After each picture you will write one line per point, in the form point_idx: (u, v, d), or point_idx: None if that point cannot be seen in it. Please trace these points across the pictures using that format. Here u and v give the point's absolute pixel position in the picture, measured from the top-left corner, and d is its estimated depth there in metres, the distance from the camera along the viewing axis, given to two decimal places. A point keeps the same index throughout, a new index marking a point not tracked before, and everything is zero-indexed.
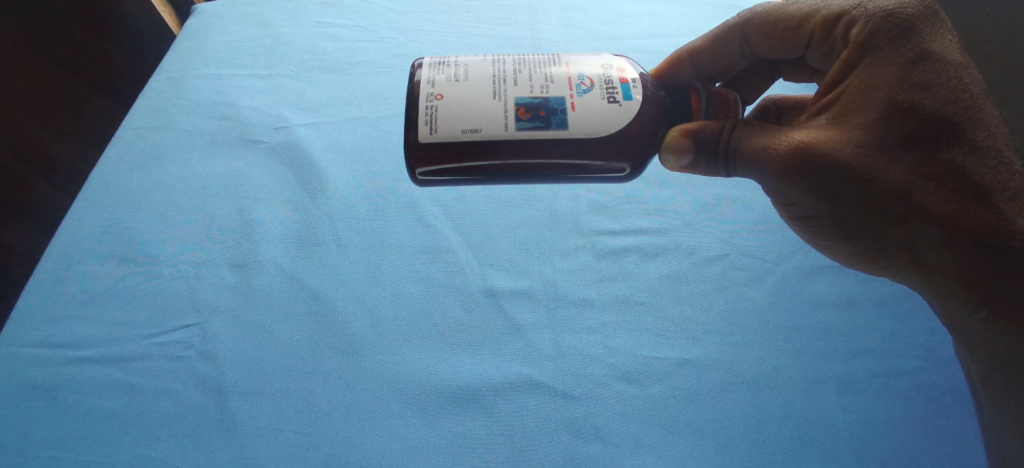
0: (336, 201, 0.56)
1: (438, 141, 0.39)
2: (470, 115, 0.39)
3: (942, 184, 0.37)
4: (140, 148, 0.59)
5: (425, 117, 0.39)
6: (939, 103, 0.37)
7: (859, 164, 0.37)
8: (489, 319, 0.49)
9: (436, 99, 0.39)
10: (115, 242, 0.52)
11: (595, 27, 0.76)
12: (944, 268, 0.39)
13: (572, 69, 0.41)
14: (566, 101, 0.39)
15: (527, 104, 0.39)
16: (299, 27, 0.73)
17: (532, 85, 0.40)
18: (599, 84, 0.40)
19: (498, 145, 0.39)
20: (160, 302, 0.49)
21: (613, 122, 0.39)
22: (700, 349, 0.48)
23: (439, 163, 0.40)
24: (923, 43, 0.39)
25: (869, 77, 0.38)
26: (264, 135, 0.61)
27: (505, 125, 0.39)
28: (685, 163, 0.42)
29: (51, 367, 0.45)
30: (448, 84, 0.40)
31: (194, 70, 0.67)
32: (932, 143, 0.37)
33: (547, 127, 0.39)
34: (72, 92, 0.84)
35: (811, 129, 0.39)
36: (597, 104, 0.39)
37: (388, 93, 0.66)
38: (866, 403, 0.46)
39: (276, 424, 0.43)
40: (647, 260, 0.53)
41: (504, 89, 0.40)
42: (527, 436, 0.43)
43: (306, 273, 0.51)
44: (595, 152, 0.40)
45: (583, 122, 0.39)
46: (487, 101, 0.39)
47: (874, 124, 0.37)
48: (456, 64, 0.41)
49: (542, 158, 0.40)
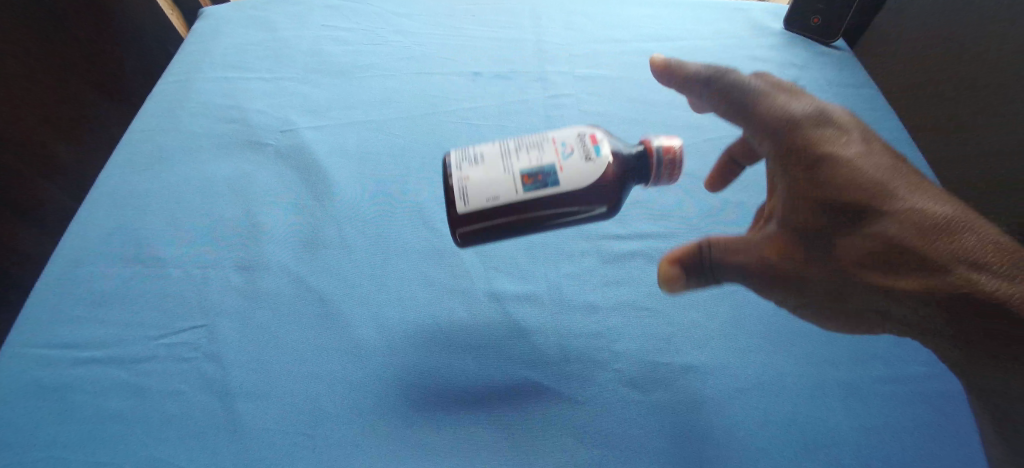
0: (342, 203, 0.56)
1: (470, 212, 0.40)
2: (492, 185, 0.39)
3: (875, 260, 0.42)
4: (147, 151, 0.60)
5: (457, 192, 0.39)
6: (845, 192, 0.44)
7: (794, 239, 0.44)
8: (495, 322, 0.49)
9: (463, 178, 0.40)
10: (124, 244, 0.53)
11: (599, 31, 0.76)
12: (913, 326, 0.43)
13: (554, 134, 0.41)
14: (555, 163, 0.40)
15: (533, 169, 0.40)
16: (305, 31, 0.74)
17: (529, 151, 0.40)
18: (578, 143, 0.40)
19: (514, 207, 0.40)
20: (168, 303, 0.49)
21: (585, 175, 0.40)
22: (704, 354, 0.48)
23: (471, 226, 0.41)
24: (825, 146, 0.47)
25: (788, 188, 0.46)
26: (270, 138, 0.62)
27: (517, 190, 0.39)
28: (679, 286, 0.46)
29: (60, 367, 0.45)
30: (471, 162, 0.40)
31: (202, 73, 0.68)
32: (850, 226, 0.43)
33: (550, 187, 0.40)
34: (80, 94, 0.85)
35: (764, 248, 0.45)
36: (581, 163, 0.40)
37: (394, 96, 0.67)
38: (871, 409, 0.46)
39: (282, 426, 0.43)
40: (652, 265, 0.53)
41: (511, 158, 0.40)
42: (532, 440, 0.44)
43: (313, 276, 0.51)
44: (581, 201, 0.41)
45: (570, 180, 0.40)
46: (501, 171, 0.40)
47: (798, 229, 0.44)
48: (473, 145, 0.42)
49: (542, 213, 0.41)
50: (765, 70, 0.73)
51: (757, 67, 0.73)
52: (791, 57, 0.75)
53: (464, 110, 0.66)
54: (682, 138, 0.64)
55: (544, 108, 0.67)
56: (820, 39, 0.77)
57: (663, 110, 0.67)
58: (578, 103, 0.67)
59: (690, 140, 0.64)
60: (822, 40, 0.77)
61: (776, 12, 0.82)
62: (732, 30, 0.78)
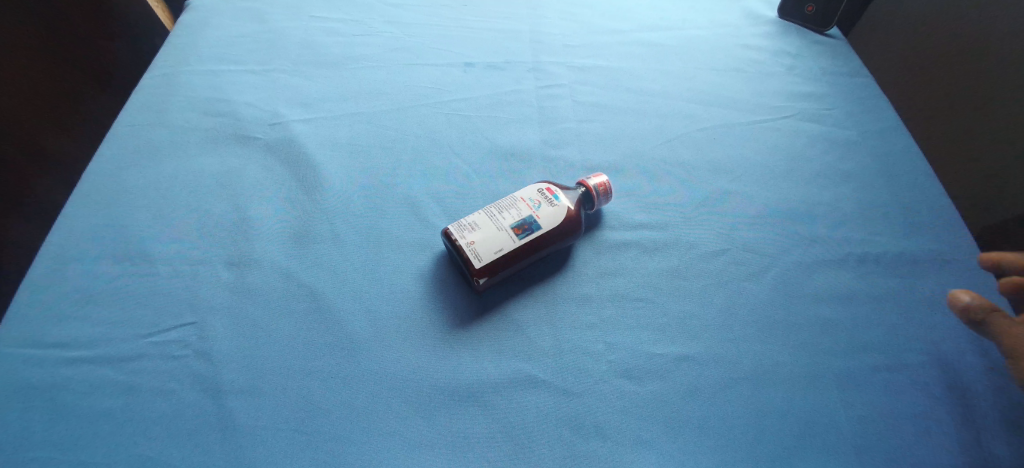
0: (333, 197, 0.56)
1: (485, 266, 0.47)
2: (494, 243, 0.47)
3: None
4: (134, 146, 0.59)
5: (471, 260, 0.46)
6: None
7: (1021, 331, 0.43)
8: (488, 316, 0.49)
9: (471, 244, 0.47)
10: (112, 240, 0.52)
11: (593, 20, 0.75)
12: None
13: (524, 194, 0.50)
14: (533, 214, 0.48)
15: (518, 221, 0.48)
16: (295, 22, 0.73)
17: (510, 211, 0.48)
18: (545, 198, 0.49)
19: (515, 252, 0.48)
20: (157, 301, 0.48)
21: (556, 217, 0.49)
22: (700, 345, 0.48)
23: (488, 275, 0.47)
24: None
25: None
26: (259, 131, 0.61)
27: (513, 239, 0.47)
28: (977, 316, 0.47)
29: (47, 367, 0.45)
30: (472, 238, 0.47)
31: (190, 66, 0.67)
32: None
33: (537, 231, 0.48)
34: (67, 88, 0.84)
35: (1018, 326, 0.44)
36: (552, 210, 0.49)
37: (385, 87, 0.66)
38: (866, 398, 0.46)
39: (273, 423, 0.43)
40: (647, 255, 0.53)
41: (500, 219, 0.48)
42: (526, 433, 0.43)
43: (304, 271, 0.51)
44: (560, 235, 0.50)
45: (550, 224, 0.49)
46: (495, 232, 0.47)
47: None
48: (466, 226, 0.48)
49: (539, 249, 0.49)
50: (760, 59, 0.72)
51: (751, 56, 0.73)
52: (784, 46, 0.74)
53: (457, 101, 0.65)
54: (676, 128, 0.64)
55: (537, 99, 0.66)
56: (813, 28, 0.76)
57: (658, 99, 0.67)
58: (572, 94, 0.67)
59: (684, 129, 0.64)
60: (815, 28, 0.76)
61: (770, 0, 0.81)
62: (727, 19, 0.78)
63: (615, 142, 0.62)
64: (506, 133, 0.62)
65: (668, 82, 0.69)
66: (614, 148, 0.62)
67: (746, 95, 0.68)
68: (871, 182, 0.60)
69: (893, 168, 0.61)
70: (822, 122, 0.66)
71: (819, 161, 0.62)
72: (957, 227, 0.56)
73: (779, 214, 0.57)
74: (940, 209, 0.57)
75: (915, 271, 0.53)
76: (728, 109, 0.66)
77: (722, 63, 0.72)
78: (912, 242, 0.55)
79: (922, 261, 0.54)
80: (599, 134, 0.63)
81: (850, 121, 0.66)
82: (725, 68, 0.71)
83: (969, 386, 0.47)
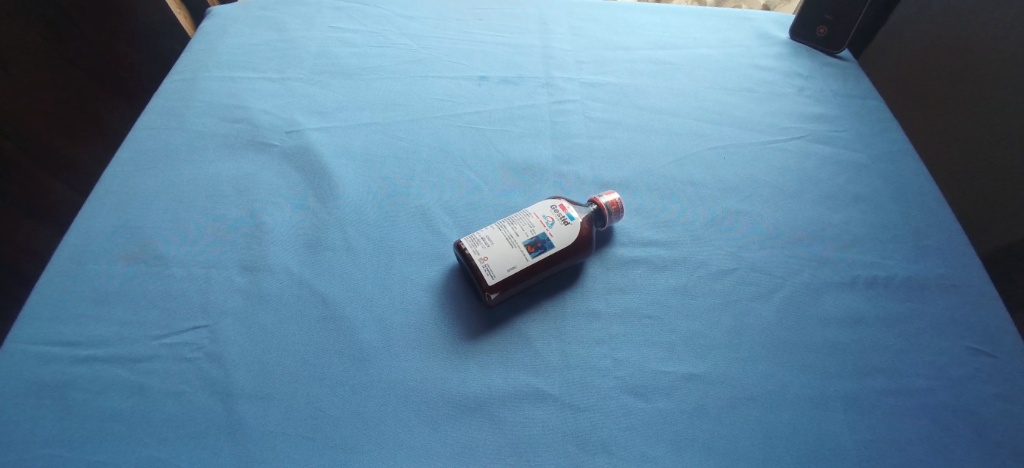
0: (346, 206, 0.56)
1: (499, 283, 0.47)
2: (508, 261, 0.47)
3: None
4: (152, 149, 0.60)
5: (484, 276, 0.47)
6: None
7: None
8: (498, 329, 0.49)
9: (484, 259, 0.47)
10: (129, 241, 0.52)
11: (605, 37, 0.76)
12: None
13: (539, 210, 0.50)
14: (546, 233, 0.49)
15: (531, 239, 0.48)
16: (311, 31, 0.74)
17: (525, 227, 0.49)
18: (559, 216, 0.50)
19: (526, 269, 0.48)
20: (171, 303, 0.49)
21: (569, 236, 0.49)
22: (706, 363, 0.48)
23: (501, 288, 0.48)
24: None
25: None
26: (275, 138, 0.62)
27: (526, 257, 0.48)
28: None
29: (61, 365, 0.45)
30: (486, 252, 0.48)
31: (207, 72, 0.68)
32: None
33: (550, 249, 0.49)
34: (87, 94, 0.86)
35: None
36: (565, 230, 0.49)
37: (400, 99, 0.67)
38: (874, 422, 0.46)
39: (283, 428, 0.43)
40: (656, 272, 0.53)
41: (514, 235, 0.48)
42: (532, 446, 0.43)
43: (316, 278, 0.51)
44: (572, 252, 0.50)
45: (563, 244, 0.49)
46: (508, 249, 0.48)
47: None
48: (481, 239, 0.48)
49: (551, 265, 0.49)
50: (771, 80, 0.73)
51: (762, 76, 0.73)
52: (796, 67, 0.75)
53: (470, 114, 0.66)
54: (686, 146, 0.64)
55: (549, 113, 0.67)
56: (824, 50, 0.77)
57: (668, 116, 0.67)
58: (584, 110, 0.67)
59: (695, 148, 0.64)
60: (826, 50, 0.77)
61: (782, 21, 0.82)
62: (738, 39, 0.78)
63: (626, 159, 0.63)
64: (518, 147, 0.63)
65: (678, 100, 0.69)
66: (624, 164, 0.62)
67: (756, 115, 0.69)
68: (881, 205, 0.60)
69: (904, 191, 0.62)
70: (832, 144, 0.66)
71: (829, 182, 0.62)
72: (966, 253, 0.56)
73: (788, 235, 0.57)
74: (949, 234, 0.58)
75: (924, 295, 0.53)
76: (739, 128, 0.67)
77: (732, 82, 0.72)
78: (921, 266, 0.55)
79: (931, 285, 0.54)
80: (610, 150, 0.63)
81: (860, 144, 0.66)
82: (736, 87, 0.72)
83: (977, 413, 0.47)
